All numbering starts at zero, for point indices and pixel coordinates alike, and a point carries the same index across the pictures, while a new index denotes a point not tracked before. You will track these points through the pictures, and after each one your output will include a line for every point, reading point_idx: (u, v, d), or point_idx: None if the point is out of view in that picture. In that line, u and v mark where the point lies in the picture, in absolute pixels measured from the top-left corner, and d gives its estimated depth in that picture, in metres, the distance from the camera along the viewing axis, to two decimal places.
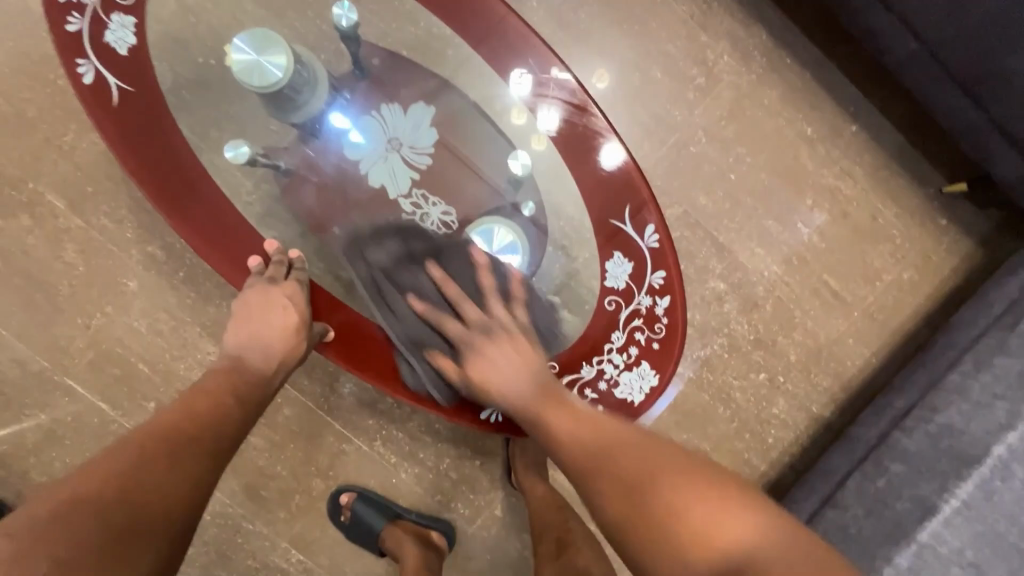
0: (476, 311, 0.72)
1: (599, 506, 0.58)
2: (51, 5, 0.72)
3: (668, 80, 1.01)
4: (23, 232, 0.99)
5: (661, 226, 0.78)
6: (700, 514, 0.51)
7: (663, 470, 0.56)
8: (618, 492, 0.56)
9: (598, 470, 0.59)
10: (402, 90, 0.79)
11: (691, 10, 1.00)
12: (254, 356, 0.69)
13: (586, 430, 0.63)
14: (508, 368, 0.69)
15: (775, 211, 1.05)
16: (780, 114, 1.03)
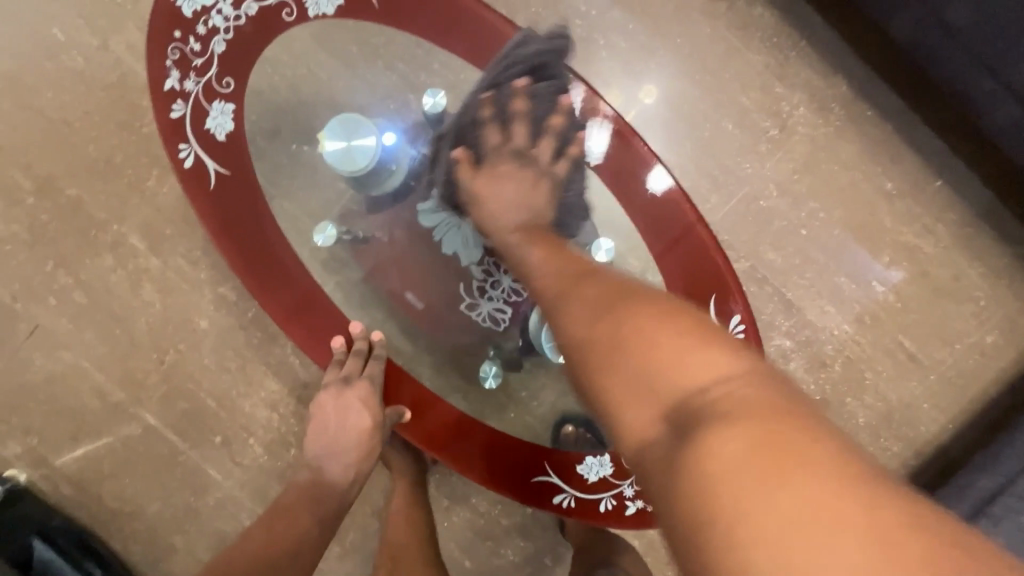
0: (523, 134, 0.72)
1: (572, 334, 0.55)
2: (156, 94, 0.73)
3: (739, 132, 0.98)
4: (106, 271, 1.04)
5: (746, 315, 0.80)
6: (668, 340, 0.48)
7: (641, 305, 0.53)
8: (594, 319, 0.53)
9: (579, 295, 0.57)
10: None
11: (767, 59, 0.96)
12: (331, 468, 0.76)
13: (554, 268, 0.63)
14: (510, 195, 0.70)
15: (848, 267, 1.00)
16: (858, 167, 0.98)
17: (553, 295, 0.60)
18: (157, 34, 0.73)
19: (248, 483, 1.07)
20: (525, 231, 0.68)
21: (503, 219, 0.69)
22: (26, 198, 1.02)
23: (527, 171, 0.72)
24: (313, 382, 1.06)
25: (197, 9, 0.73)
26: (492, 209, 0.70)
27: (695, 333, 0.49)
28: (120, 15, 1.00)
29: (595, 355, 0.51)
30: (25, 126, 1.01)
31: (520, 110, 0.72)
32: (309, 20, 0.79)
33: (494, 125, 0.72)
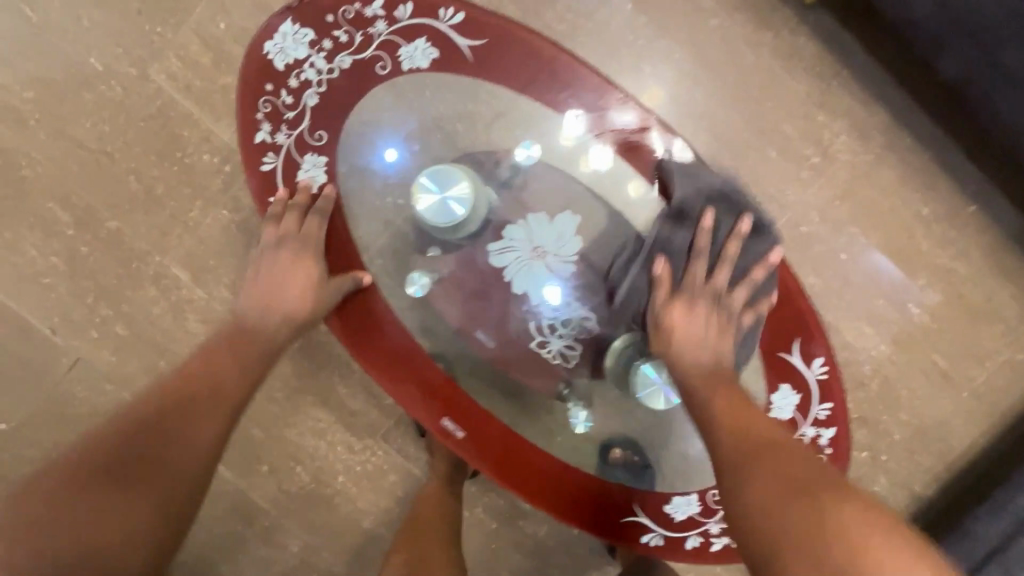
0: (704, 271, 0.66)
1: (748, 506, 0.52)
2: (249, 145, 0.77)
3: (783, 159, 1.00)
4: (148, 302, 1.02)
5: (831, 355, 0.73)
6: (863, 535, 0.46)
7: (836, 495, 0.50)
8: (775, 487, 0.52)
9: (754, 463, 0.54)
10: (546, 199, 0.81)
11: (810, 89, 0.99)
12: (258, 319, 0.71)
13: (732, 420, 0.59)
14: (701, 326, 0.65)
15: (885, 289, 1.03)
16: (895, 194, 1.01)
17: (730, 462, 0.56)
18: (251, 87, 0.76)
19: (294, 511, 1.07)
20: (709, 378, 0.63)
21: (697, 358, 0.65)
22: (66, 230, 1.01)
23: (721, 316, 0.66)
24: (360, 410, 1.06)
25: (289, 62, 0.76)
26: (685, 338, 0.65)
27: (905, 544, 0.46)
28: (160, 43, 0.98)
29: (780, 541, 0.48)
30: (65, 158, 0.99)
31: (731, 251, 0.66)
32: (401, 73, 0.78)
33: (703, 260, 0.66)
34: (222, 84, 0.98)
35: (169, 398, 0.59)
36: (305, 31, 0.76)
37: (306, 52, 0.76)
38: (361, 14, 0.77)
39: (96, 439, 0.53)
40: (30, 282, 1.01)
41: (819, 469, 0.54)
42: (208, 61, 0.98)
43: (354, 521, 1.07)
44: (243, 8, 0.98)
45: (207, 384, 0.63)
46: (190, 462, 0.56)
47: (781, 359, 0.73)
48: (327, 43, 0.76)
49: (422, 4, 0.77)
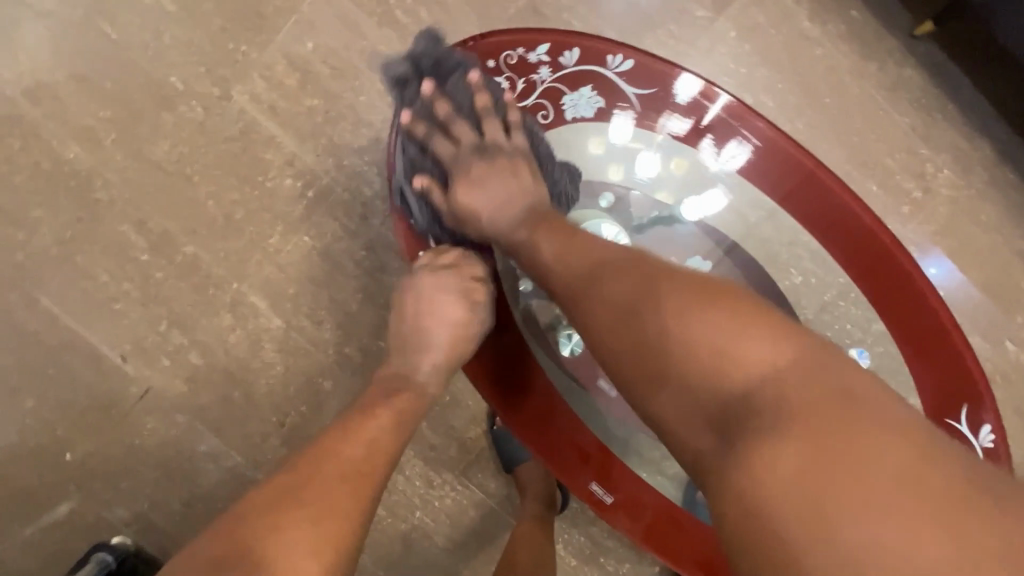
0: (467, 130, 0.70)
1: (597, 339, 0.56)
2: (400, 197, 0.73)
3: (884, 194, 0.97)
4: (224, 331, 0.99)
5: (998, 426, 0.76)
6: (722, 342, 0.49)
7: (670, 286, 0.53)
8: (615, 322, 0.54)
9: (586, 292, 0.57)
10: (675, 244, 0.80)
11: (914, 122, 0.96)
12: (417, 355, 0.68)
13: (562, 253, 0.61)
14: (496, 191, 0.68)
15: (982, 328, 1.00)
16: (996, 230, 0.98)
17: (568, 295, 0.59)
18: (404, 135, 0.73)
19: (368, 545, 1.04)
20: (526, 219, 0.66)
21: (497, 221, 0.67)
22: (140, 255, 0.97)
23: (496, 164, 0.69)
24: (440, 443, 1.03)
25: None
26: (485, 204, 0.67)
27: (724, 326, 0.50)
28: (243, 62, 0.93)
29: (662, 354, 0.51)
30: (141, 180, 0.95)
31: (470, 103, 0.71)
32: (564, 121, 0.78)
33: (438, 136, 0.71)
34: (308, 106, 0.95)
35: (319, 465, 0.56)
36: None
37: None
38: (524, 60, 0.76)
39: (247, 508, 0.53)
40: (102, 308, 0.97)
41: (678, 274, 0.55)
42: (293, 81, 0.94)
43: (431, 556, 1.04)
44: (330, 27, 0.94)
45: (359, 444, 0.59)
46: (324, 531, 0.52)
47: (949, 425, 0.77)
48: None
49: (590, 50, 0.76)
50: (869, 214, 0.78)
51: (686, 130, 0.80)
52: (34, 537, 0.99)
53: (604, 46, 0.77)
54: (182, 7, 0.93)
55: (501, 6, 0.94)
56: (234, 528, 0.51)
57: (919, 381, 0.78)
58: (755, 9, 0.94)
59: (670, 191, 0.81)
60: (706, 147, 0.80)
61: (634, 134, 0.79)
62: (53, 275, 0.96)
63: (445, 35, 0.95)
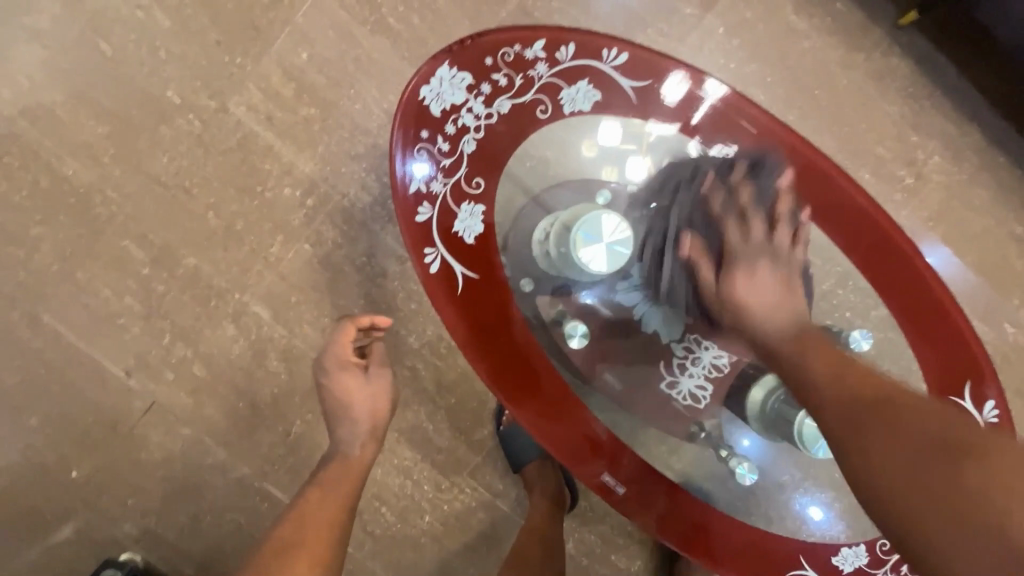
0: (735, 233, 0.62)
1: (851, 443, 0.47)
2: (404, 197, 0.71)
3: (877, 181, 0.98)
4: (228, 342, 0.99)
5: (1000, 400, 0.78)
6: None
7: (917, 412, 0.46)
8: (862, 426, 0.47)
9: (847, 397, 0.50)
10: None
11: (903, 110, 0.98)
12: (344, 424, 0.78)
13: (825, 364, 0.54)
14: (767, 292, 0.60)
15: (980, 311, 1.01)
16: (989, 213, 1.00)
17: (818, 401, 0.52)
18: (405, 133, 0.71)
19: (379, 552, 1.04)
20: (794, 338, 0.57)
21: (761, 319, 0.59)
22: (142, 269, 0.97)
23: (784, 269, 0.61)
24: (447, 446, 1.03)
25: (446, 108, 0.72)
26: (745, 296, 0.59)
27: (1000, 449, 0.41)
28: (239, 74, 0.94)
29: (900, 449, 0.44)
30: (140, 194, 0.95)
31: (745, 202, 0.63)
32: (563, 116, 0.77)
33: (701, 236, 0.63)
34: (304, 116, 0.95)
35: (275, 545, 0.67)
36: (461, 74, 0.72)
37: (464, 96, 0.72)
38: (521, 56, 0.74)
39: None
40: (104, 324, 0.97)
41: (955, 419, 0.46)
42: (290, 92, 0.95)
43: (442, 560, 1.04)
44: (325, 37, 0.95)
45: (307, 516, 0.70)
46: None
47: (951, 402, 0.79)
48: (485, 86, 0.73)
49: (585, 44, 0.75)
50: (868, 201, 0.79)
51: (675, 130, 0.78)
52: (42, 558, 0.99)
53: (600, 40, 0.75)
54: (177, 21, 0.94)
55: (494, 10, 0.95)
56: None
57: (925, 364, 0.79)
58: (743, 4, 0.96)
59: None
60: (695, 146, 0.77)
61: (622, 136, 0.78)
62: (55, 293, 0.96)
63: (438, 40, 0.96)
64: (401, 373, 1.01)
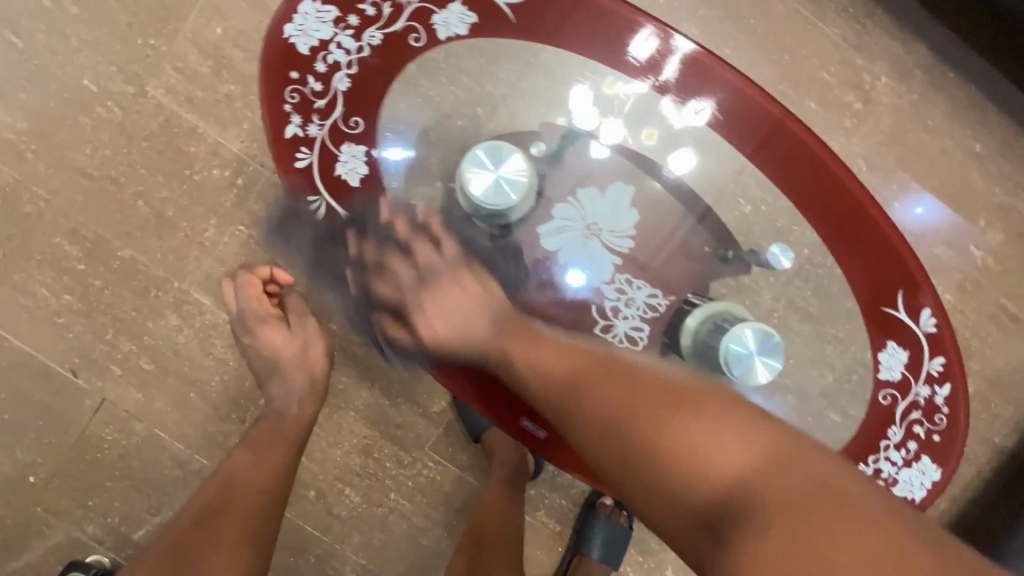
0: (425, 252, 0.66)
1: (590, 413, 0.51)
2: (279, 144, 0.71)
3: (824, 109, 0.95)
4: (172, 332, 0.97)
5: (938, 308, 0.75)
6: (702, 436, 0.44)
7: (650, 397, 0.49)
8: (596, 425, 0.50)
9: (574, 386, 0.54)
10: (595, 172, 0.75)
11: (844, 33, 0.94)
12: (277, 386, 0.78)
13: (550, 355, 0.59)
14: (449, 308, 0.64)
15: (945, 237, 0.98)
16: (945, 133, 0.96)
17: (554, 400, 0.55)
18: (274, 76, 0.70)
19: (346, 535, 1.01)
20: (497, 334, 0.62)
21: (431, 319, 0.64)
22: (77, 265, 0.95)
23: (462, 282, 0.65)
24: (405, 421, 1.00)
25: (314, 45, 0.70)
26: (449, 335, 0.64)
27: (710, 423, 0.45)
28: (154, 55, 0.92)
29: (613, 437, 0.49)
30: (67, 189, 0.94)
31: (422, 212, 0.69)
32: (439, 43, 0.73)
33: (397, 256, 0.66)
34: (225, 93, 0.93)
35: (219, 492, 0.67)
36: (327, 10, 0.70)
37: (331, 31, 0.70)
38: None
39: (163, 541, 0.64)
40: (45, 323, 0.96)
41: (700, 395, 0.49)
42: (208, 69, 0.93)
43: (412, 537, 1.02)
44: (239, 10, 0.93)
45: (250, 461, 0.70)
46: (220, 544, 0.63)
47: (886, 314, 0.76)
48: (353, 19, 0.71)
49: None
50: (790, 118, 0.73)
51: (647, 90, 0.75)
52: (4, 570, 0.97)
53: None
54: (86, 8, 0.92)
55: None
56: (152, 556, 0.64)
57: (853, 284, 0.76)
58: None
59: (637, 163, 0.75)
60: (667, 104, 0.74)
61: (593, 103, 0.75)
62: None
63: None
64: (352, 350, 1.00)
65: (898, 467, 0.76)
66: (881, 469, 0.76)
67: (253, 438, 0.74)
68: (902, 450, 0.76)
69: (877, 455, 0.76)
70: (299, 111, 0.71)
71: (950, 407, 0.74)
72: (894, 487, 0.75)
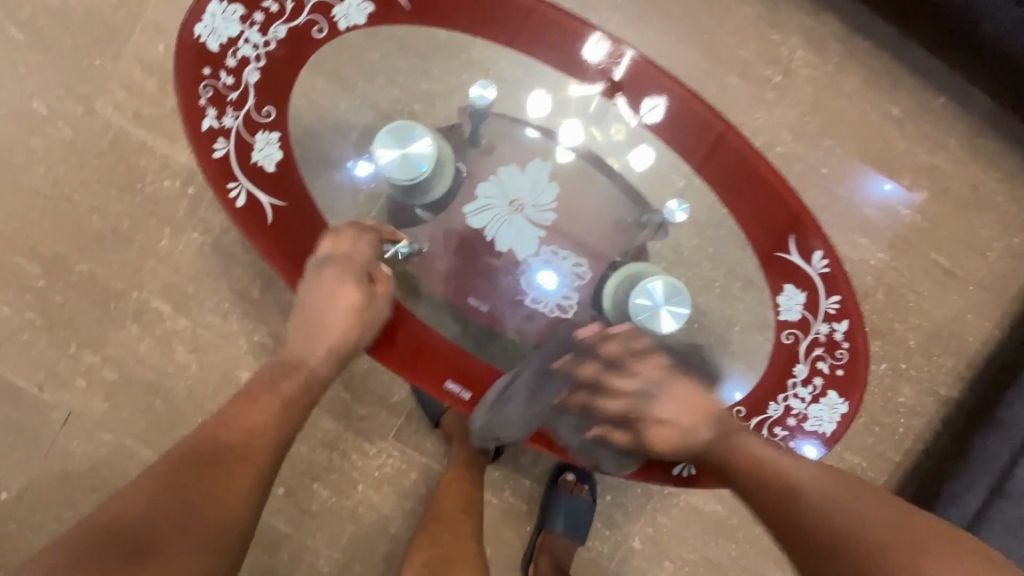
0: (627, 382, 0.68)
1: (800, 522, 0.55)
2: (196, 135, 0.72)
3: (746, 84, 0.99)
4: (134, 341, 1.00)
5: (830, 250, 0.76)
6: (918, 561, 0.49)
7: (869, 514, 0.53)
8: (801, 535, 0.54)
9: (789, 493, 0.57)
10: (512, 151, 0.81)
11: (759, 11, 0.99)
12: (303, 348, 0.68)
13: (794, 465, 0.59)
14: (681, 418, 0.65)
15: (872, 198, 1.02)
16: (863, 99, 1.01)
17: (783, 494, 0.57)
18: (186, 70, 0.72)
19: (318, 529, 1.04)
20: (709, 452, 0.64)
21: (659, 433, 0.66)
22: (37, 281, 0.98)
23: (680, 377, 0.68)
24: (368, 413, 1.03)
25: (223, 41, 0.72)
26: (677, 442, 0.65)
27: (941, 556, 0.49)
28: (101, 75, 0.96)
29: (816, 557, 0.53)
30: (22, 208, 0.97)
31: (618, 352, 0.70)
32: (341, 33, 0.77)
33: (585, 391, 0.71)
34: (171, 106, 0.97)
35: (217, 457, 0.56)
36: (232, 6, 0.72)
37: (239, 27, 0.72)
38: None
39: (136, 499, 0.51)
40: (8, 341, 0.98)
41: (921, 521, 0.52)
42: (153, 85, 0.96)
43: (383, 527, 1.04)
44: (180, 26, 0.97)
45: (253, 428, 0.60)
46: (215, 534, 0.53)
47: (780, 259, 0.78)
48: (258, 15, 0.73)
49: None
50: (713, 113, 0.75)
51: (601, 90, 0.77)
52: None
53: None
54: (34, 34, 0.96)
55: None
56: (113, 516, 0.50)
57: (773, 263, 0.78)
58: None
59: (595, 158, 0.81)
60: (623, 105, 0.77)
61: (552, 103, 0.80)
62: None
63: None
64: None
65: (808, 404, 0.77)
66: (791, 406, 0.78)
67: (255, 392, 0.64)
68: (808, 386, 0.77)
69: (785, 393, 0.78)
70: (211, 101, 0.72)
71: (849, 343, 0.76)
72: (805, 423, 0.77)
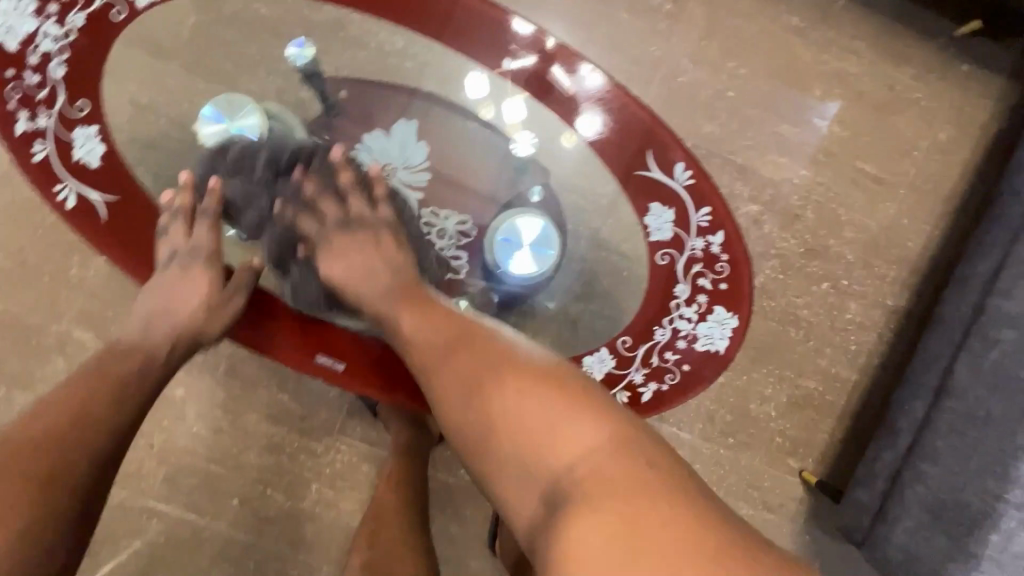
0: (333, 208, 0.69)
1: (475, 395, 0.57)
2: (13, 142, 0.71)
3: (637, 18, 0.97)
4: (61, 374, 0.98)
5: (691, 160, 0.73)
6: (555, 428, 0.52)
7: (525, 384, 0.55)
8: (475, 398, 0.57)
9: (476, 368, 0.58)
10: (378, 115, 0.80)
11: None
12: (164, 321, 0.67)
13: (435, 327, 0.63)
14: (359, 270, 0.67)
15: (784, 114, 0.99)
16: (759, 15, 0.98)
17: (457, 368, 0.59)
18: None
19: (279, 534, 1.02)
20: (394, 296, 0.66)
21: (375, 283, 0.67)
22: None
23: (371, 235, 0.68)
24: (309, 411, 1.02)
25: (21, 40, 0.70)
26: (341, 277, 0.68)
27: (570, 415, 0.53)
28: None
29: (496, 428, 0.55)
30: None
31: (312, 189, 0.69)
32: (142, 11, 0.74)
33: (328, 203, 0.69)
34: None
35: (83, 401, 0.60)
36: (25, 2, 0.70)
37: (33, 22, 0.70)
38: None
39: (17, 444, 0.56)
40: None
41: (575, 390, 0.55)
42: None
43: (343, 522, 1.03)
44: None
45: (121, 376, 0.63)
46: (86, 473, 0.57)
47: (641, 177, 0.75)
48: (53, 6, 0.71)
49: None
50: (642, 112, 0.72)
51: (534, 63, 0.72)
52: None
53: None
54: None
55: None
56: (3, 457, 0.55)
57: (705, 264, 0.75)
58: None
59: (545, 133, 0.76)
60: (560, 74, 0.71)
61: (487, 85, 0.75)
62: None
63: None
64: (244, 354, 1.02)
65: (695, 323, 0.75)
66: (679, 328, 0.76)
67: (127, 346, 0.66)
68: (693, 305, 0.75)
69: (670, 315, 0.76)
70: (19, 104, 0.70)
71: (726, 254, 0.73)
72: (696, 343, 0.75)
